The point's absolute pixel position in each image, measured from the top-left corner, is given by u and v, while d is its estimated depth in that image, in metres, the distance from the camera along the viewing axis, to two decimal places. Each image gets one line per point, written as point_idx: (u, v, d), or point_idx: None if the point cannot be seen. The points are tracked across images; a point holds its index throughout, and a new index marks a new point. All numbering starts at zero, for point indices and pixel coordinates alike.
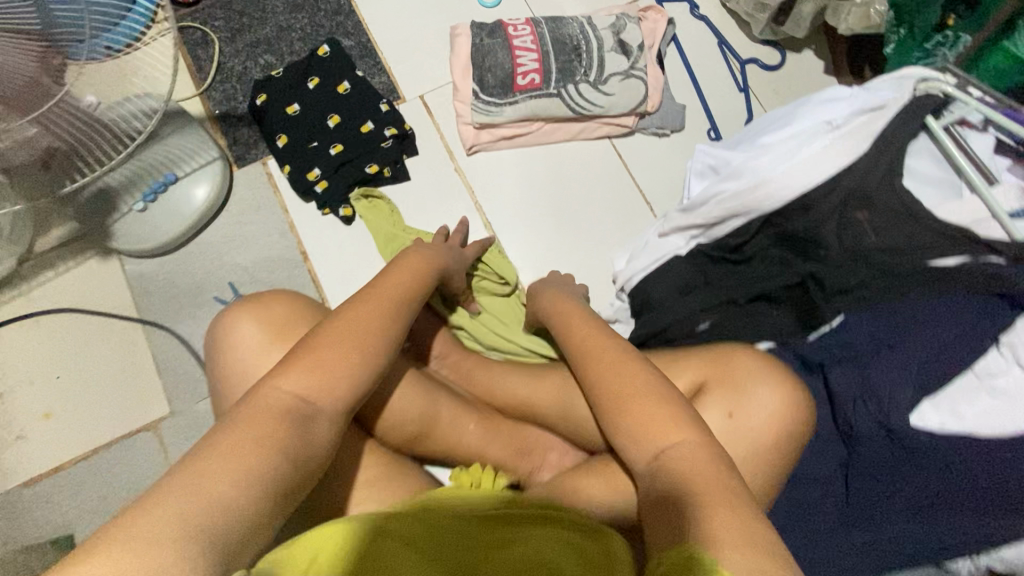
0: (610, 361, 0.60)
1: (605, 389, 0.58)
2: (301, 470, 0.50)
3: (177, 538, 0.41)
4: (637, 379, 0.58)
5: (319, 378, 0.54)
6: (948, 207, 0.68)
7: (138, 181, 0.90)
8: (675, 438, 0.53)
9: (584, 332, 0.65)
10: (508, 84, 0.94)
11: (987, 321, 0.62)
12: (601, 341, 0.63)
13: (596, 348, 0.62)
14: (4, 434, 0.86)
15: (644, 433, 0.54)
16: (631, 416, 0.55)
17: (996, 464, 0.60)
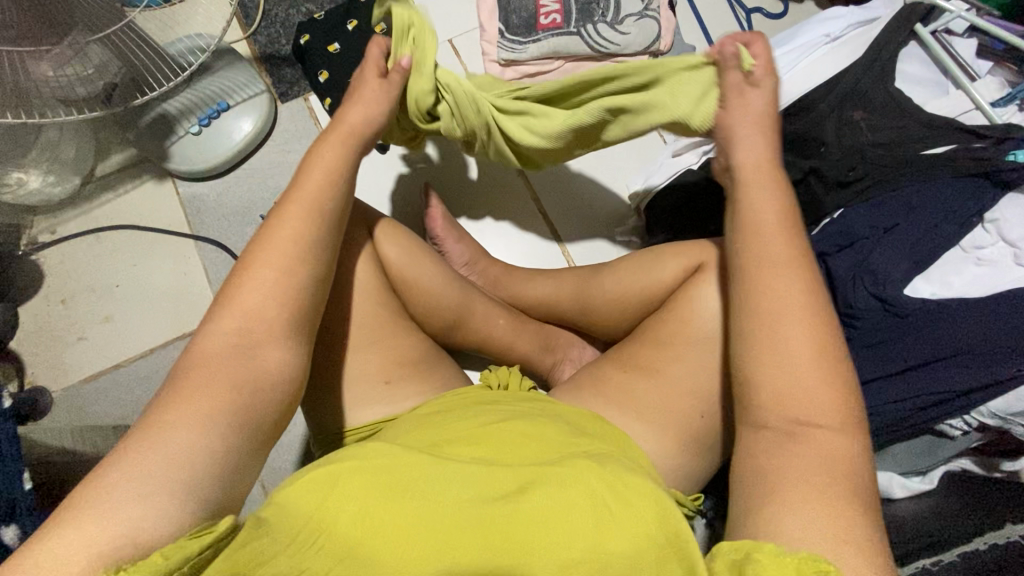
0: (787, 290, 0.52)
1: (773, 322, 0.51)
2: (268, 388, 0.51)
3: (154, 485, 0.42)
4: (806, 326, 0.50)
5: (260, 294, 0.53)
6: (936, 103, 0.77)
7: (194, 107, 0.99)
8: (818, 407, 0.48)
9: (772, 238, 0.54)
10: (532, 24, 1.02)
11: (971, 200, 0.70)
12: (791, 256, 0.53)
13: (777, 262, 0.53)
14: (69, 335, 0.94)
15: (800, 405, 0.48)
16: (792, 381, 0.49)
17: (985, 320, 0.66)
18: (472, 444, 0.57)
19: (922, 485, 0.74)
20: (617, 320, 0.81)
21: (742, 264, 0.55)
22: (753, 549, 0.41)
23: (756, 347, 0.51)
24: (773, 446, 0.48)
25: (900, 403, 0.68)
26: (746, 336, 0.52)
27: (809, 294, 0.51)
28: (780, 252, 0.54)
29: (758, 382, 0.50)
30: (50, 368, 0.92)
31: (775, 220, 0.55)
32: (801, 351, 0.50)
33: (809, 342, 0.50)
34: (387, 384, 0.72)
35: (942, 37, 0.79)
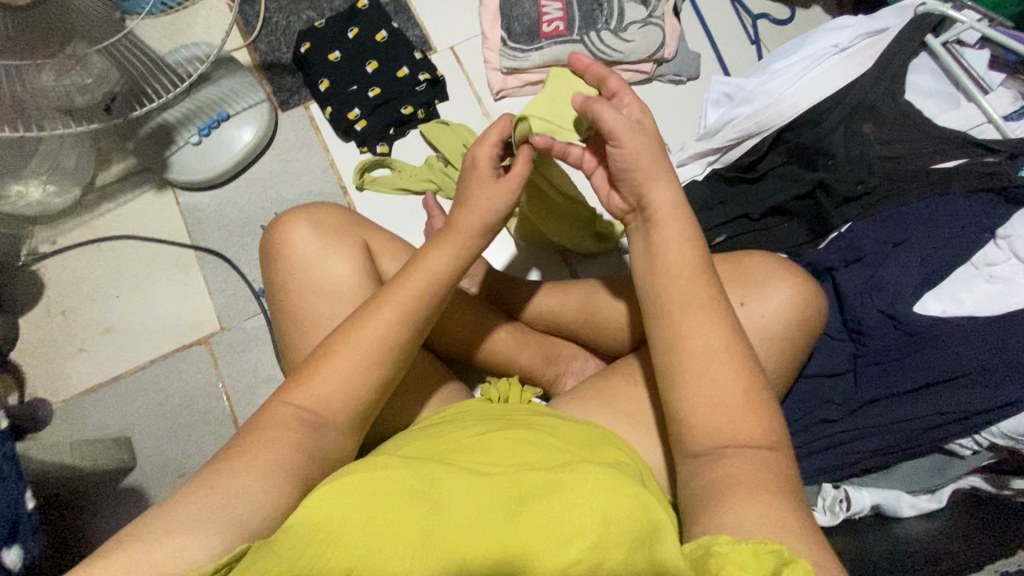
0: (704, 329, 0.53)
1: (689, 362, 0.53)
2: (323, 443, 0.52)
3: (205, 538, 0.42)
4: (715, 361, 0.52)
5: (338, 371, 0.54)
6: (946, 116, 0.77)
7: (194, 117, 0.98)
8: (739, 432, 0.50)
9: (680, 278, 0.55)
10: (534, 32, 1.02)
11: (982, 216, 0.70)
12: (698, 295, 0.54)
13: (684, 303, 0.54)
14: (70, 346, 0.94)
15: (716, 437, 0.51)
16: (712, 417, 0.51)
17: (995, 339, 0.65)
18: (460, 451, 0.57)
19: (932, 504, 0.72)
20: (620, 334, 0.80)
21: (656, 304, 0.56)
22: (714, 546, 0.43)
23: (675, 386, 0.53)
24: (701, 467, 0.51)
25: (909, 422, 0.67)
26: (669, 377, 0.54)
27: (716, 327, 0.53)
28: (698, 292, 0.55)
29: (682, 415, 0.53)
30: (50, 380, 0.92)
31: (688, 261, 0.56)
32: (717, 385, 0.52)
33: (726, 377, 0.52)
34: (387, 400, 0.71)
35: (952, 48, 0.78)
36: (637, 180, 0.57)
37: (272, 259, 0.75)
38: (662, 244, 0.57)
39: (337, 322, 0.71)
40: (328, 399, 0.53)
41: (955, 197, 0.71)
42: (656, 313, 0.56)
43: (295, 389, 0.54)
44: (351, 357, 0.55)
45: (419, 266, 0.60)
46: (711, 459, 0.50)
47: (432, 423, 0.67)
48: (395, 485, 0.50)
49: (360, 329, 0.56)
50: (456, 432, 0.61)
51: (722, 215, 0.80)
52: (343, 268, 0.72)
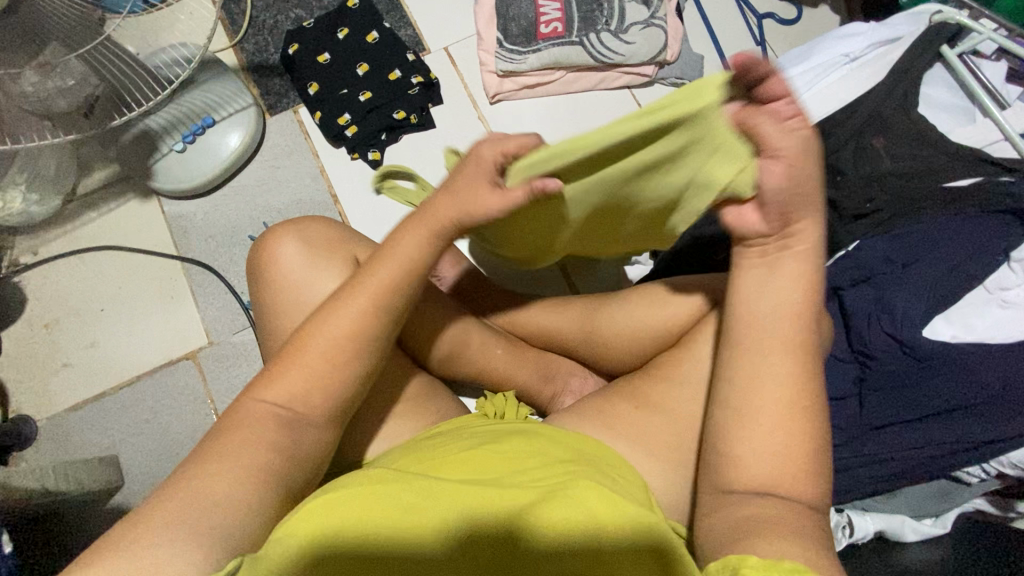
0: (783, 371, 0.51)
1: (758, 404, 0.50)
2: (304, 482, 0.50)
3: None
4: (789, 408, 0.50)
5: (305, 367, 0.51)
6: (962, 131, 0.76)
7: (179, 124, 0.95)
8: (783, 482, 0.48)
9: (778, 319, 0.52)
10: (531, 33, 0.98)
11: (997, 239, 0.68)
12: (790, 340, 0.51)
13: (763, 340, 0.52)
14: (53, 361, 0.91)
15: (772, 488, 0.48)
16: (767, 465, 0.49)
17: (1007, 366, 0.64)
18: (463, 462, 0.54)
19: (934, 529, 0.71)
20: (618, 353, 0.77)
21: (741, 335, 0.53)
22: (741, 567, 0.41)
23: (742, 422, 0.50)
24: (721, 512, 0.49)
25: (916, 450, 0.66)
26: (732, 411, 0.51)
27: (797, 375, 0.51)
28: (784, 333, 0.51)
29: (733, 450, 0.50)
30: (34, 395, 0.90)
31: (794, 302, 0.52)
32: (783, 439, 0.49)
33: (790, 424, 0.49)
34: (379, 424, 0.68)
35: (968, 59, 0.77)
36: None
37: (257, 277, 0.71)
38: (746, 280, 0.54)
39: None
40: (313, 436, 0.51)
41: (968, 217, 0.69)
42: (734, 345, 0.53)
43: (267, 385, 0.51)
44: (323, 347, 0.51)
45: (392, 252, 0.55)
46: (740, 501, 0.48)
47: (429, 435, 0.65)
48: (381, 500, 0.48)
49: (331, 318, 0.52)
50: (456, 441, 0.59)
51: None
52: (332, 289, 0.69)
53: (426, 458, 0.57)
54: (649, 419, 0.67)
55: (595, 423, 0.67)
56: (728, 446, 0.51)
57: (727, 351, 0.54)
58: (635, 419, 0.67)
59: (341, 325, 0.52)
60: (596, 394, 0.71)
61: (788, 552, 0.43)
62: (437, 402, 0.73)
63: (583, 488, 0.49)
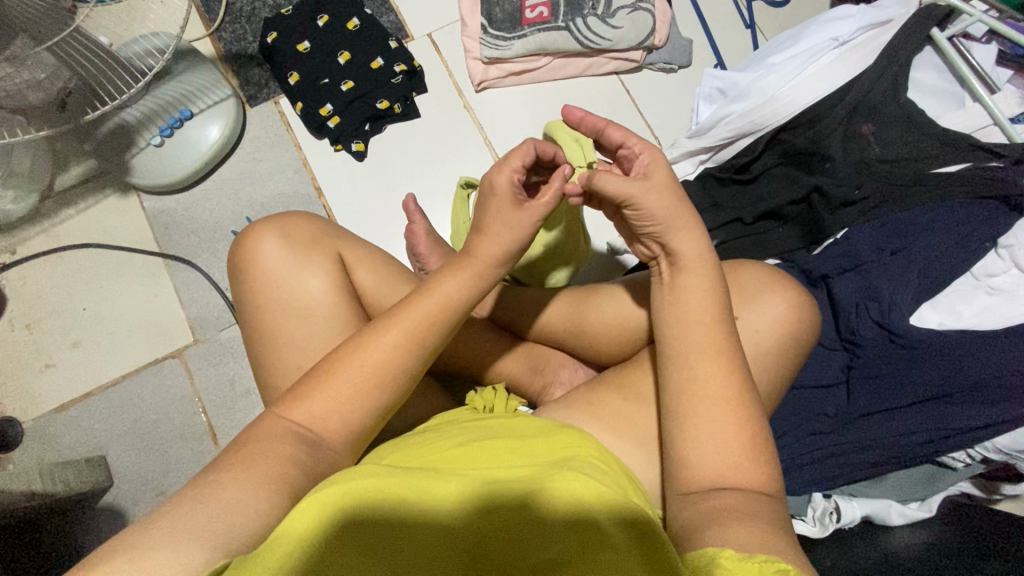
0: (714, 373, 0.52)
1: (697, 403, 0.51)
2: None
3: None
4: (721, 405, 0.51)
5: (330, 397, 0.50)
6: (952, 115, 0.76)
7: (155, 116, 0.92)
8: (735, 476, 0.49)
9: (704, 324, 0.53)
10: (517, 19, 0.96)
11: (984, 225, 0.68)
12: (717, 339, 0.53)
13: (693, 343, 0.53)
14: (36, 362, 0.90)
15: (722, 481, 0.49)
16: (714, 460, 0.50)
17: (992, 353, 0.65)
18: (453, 459, 0.53)
19: (921, 513, 0.72)
20: (609, 344, 0.77)
21: (673, 343, 0.54)
22: (720, 557, 0.41)
23: (682, 424, 0.51)
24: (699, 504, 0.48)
25: (901, 437, 0.66)
26: (676, 414, 0.52)
27: (726, 373, 0.52)
28: (710, 333, 0.53)
29: (683, 451, 0.51)
30: (18, 397, 0.88)
31: (712, 305, 0.54)
32: (728, 433, 0.50)
33: (728, 421, 0.50)
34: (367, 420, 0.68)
35: (959, 41, 0.77)
36: (655, 231, 0.55)
37: (240, 275, 0.70)
38: (683, 286, 0.55)
39: (310, 343, 0.67)
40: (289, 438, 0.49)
41: (956, 203, 0.69)
42: (667, 350, 0.54)
43: (285, 402, 0.49)
44: (353, 380, 0.51)
45: (433, 291, 0.54)
46: (706, 496, 0.48)
47: (416, 431, 0.63)
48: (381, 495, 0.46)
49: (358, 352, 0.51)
50: (437, 437, 0.59)
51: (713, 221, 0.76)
52: (315, 286, 0.68)
53: (410, 455, 0.55)
54: (638, 410, 0.66)
55: (584, 415, 0.67)
56: (675, 447, 0.52)
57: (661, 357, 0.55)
58: (625, 410, 0.67)
59: (371, 357, 0.51)
60: (585, 386, 0.71)
61: (777, 544, 0.42)
62: (426, 396, 0.72)
63: (569, 478, 0.48)
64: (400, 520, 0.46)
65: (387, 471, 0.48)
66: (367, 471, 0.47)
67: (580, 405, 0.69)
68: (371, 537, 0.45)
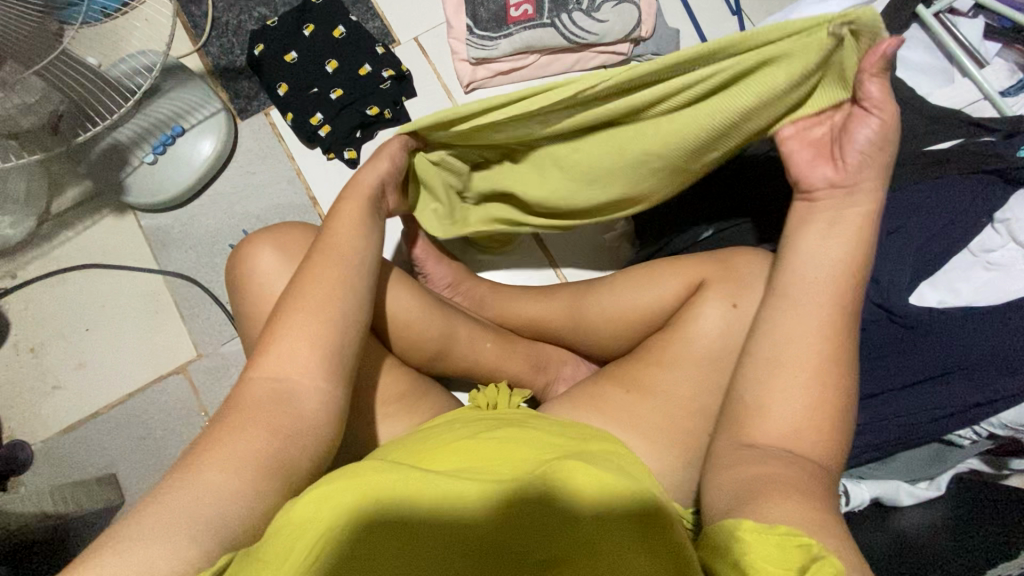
0: (816, 332, 0.52)
1: (794, 352, 0.52)
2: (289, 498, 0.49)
3: None
4: (818, 381, 0.50)
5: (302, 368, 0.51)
6: (942, 93, 0.76)
7: (147, 135, 0.92)
8: (804, 454, 0.49)
9: (831, 279, 0.54)
10: (502, 18, 0.96)
11: (980, 200, 0.68)
12: (833, 297, 0.53)
13: (805, 307, 0.53)
14: (42, 385, 0.90)
15: (784, 448, 0.49)
16: (791, 418, 0.50)
17: (993, 328, 0.64)
18: (468, 449, 0.54)
19: (930, 492, 0.71)
20: (610, 339, 0.77)
21: (783, 289, 0.55)
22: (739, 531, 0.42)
23: (773, 383, 0.51)
24: (734, 478, 0.49)
25: (905, 417, 0.66)
26: (766, 368, 0.52)
27: (833, 346, 0.52)
28: (824, 287, 0.54)
29: (764, 408, 0.51)
30: (26, 420, 0.89)
31: (840, 261, 0.54)
32: (810, 392, 0.50)
33: (815, 396, 0.50)
34: (372, 424, 0.68)
35: (946, 18, 0.77)
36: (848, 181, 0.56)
37: (238, 288, 0.70)
38: (809, 245, 0.56)
39: None
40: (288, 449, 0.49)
41: (951, 180, 0.69)
42: (780, 305, 0.54)
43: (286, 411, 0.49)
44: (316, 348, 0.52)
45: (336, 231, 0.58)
46: (757, 456, 0.49)
47: (431, 426, 0.63)
48: (403, 484, 0.47)
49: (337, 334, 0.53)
50: (445, 430, 0.59)
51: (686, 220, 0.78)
52: None
53: (424, 451, 0.56)
54: (641, 402, 0.66)
55: (587, 409, 0.67)
56: (754, 396, 0.52)
57: (772, 299, 0.55)
58: (628, 402, 0.66)
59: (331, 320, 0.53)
60: (587, 382, 0.71)
61: (792, 531, 0.42)
62: (429, 398, 0.73)
63: (568, 465, 0.49)
64: (410, 512, 0.47)
65: (388, 466, 0.48)
66: (365, 470, 0.48)
67: (583, 400, 0.69)
68: (387, 525, 0.46)
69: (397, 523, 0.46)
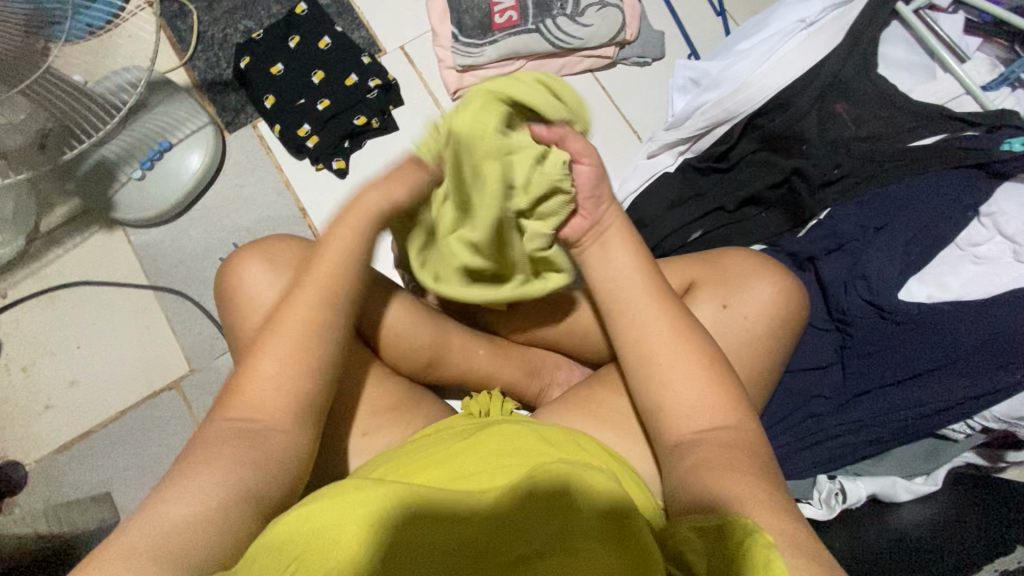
0: (698, 384, 0.53)
1: (681, 417, 0.52)
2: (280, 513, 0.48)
3: None
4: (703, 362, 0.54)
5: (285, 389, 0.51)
6: (924, 89, 0.76)
7: (135, 150, 0.92)
8: (742, 478, 0.47)
9: (665, 337, 0.55)
10: (486, 25, 0.96)
11: (965, 195, 0.69)
12: (684, 349, 0.54)
13: (674, 357, 0.54)
14: (35, 404, 0.90)
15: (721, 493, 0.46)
16: (717, 468, 0.48)
17: (983, 321, 0.65)
18: (454, 458, 0.55)
19: (927, 487, 0.70)
20: (602, 342, 0.77)
21: (634, 361, 0.56)
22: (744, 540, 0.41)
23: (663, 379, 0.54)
24: (692, 475, 0.49)
25: (900, 412, 0.66)
26: (638, 360, 0.55)
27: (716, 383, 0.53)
28: (667, 342, 0.55)
29: (687, 467, 0.50)
30: (19, 440, 0.88)
31: (655, 328, 0.55)
32: (716, 437, 0.51)
33: (713, 376, 0.53)
34: (365, 435, 0.67)
35: (926, 14, 0.77)
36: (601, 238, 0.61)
37: (227, 302, 0.70)
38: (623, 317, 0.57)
39: None
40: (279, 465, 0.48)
41: (934, 174, 0.70)
42: (646, 365, 0.55)
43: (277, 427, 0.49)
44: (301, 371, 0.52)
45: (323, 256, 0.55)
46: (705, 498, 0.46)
47: (413, 440, 0.63)
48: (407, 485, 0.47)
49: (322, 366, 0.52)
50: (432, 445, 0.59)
51: (676, 219, 0.77)
52: None
53: (408, 464, 0.56)
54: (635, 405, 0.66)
55: (582, 415, 0.67)
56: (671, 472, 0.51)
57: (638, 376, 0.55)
58: (622, 406, 0.66)
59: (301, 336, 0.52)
60: (581, 386, 0.71)
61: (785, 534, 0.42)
62: (423, 407, 0.72)
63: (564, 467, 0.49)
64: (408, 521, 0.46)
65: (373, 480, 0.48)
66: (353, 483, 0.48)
67: (577, 405, 0.68)
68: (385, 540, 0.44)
69: (413, 522, 0.45)
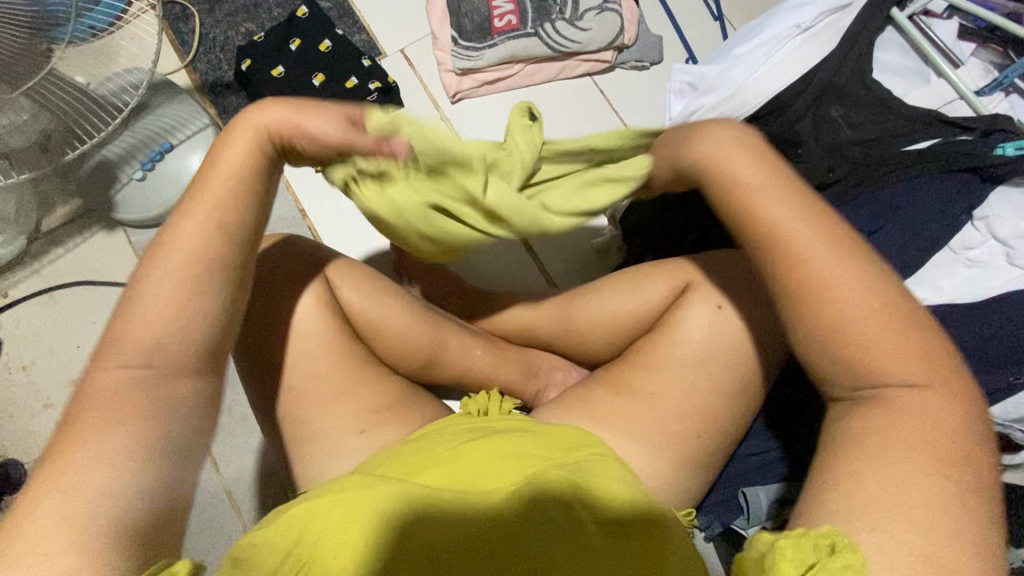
0: (898, 369, 0.44)
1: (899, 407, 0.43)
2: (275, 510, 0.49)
3: None
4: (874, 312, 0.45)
5: None
6: (918, 94, 0.77)
7: (137, 151, 0.93)
8: (930, 497, 0.39)
9: (863, 306, 0.45)
10: (486, 28, 0.96)
11: (958, 199, 0.69)
12: (878, 323, 0.44)
13: (854, 331, 0.45)
14: (34, 403, 0.90)
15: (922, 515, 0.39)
16: (898, 477, 0.40)
17: (977, 324, 0.65)
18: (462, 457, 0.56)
19: None
20: (598, 343, 0.77)
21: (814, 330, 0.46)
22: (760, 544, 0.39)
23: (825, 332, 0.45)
24: (856, 477, 0.41)
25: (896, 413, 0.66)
26: (802, 308, 0.46)
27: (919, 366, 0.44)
28: (861, 311, 0.45)
29: (854, 470, 0.41)
30: (18, 439, 0.89)
31: (858, 284, 0.45)
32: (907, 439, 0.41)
33: (921, 348, 0.44)
34: (361, 435, 0.67)
35: (920, 19, 0.78)
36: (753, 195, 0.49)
37: None
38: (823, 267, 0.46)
39: (297, 365, 0.67)
40: None
41: (927, 178, 0.70)
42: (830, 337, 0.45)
43: None
44: None
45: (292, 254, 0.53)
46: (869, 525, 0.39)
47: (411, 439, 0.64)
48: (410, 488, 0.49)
49: None
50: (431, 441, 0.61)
51: (679, 221, 0.79)
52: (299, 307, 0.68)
53: (414, 463, 0.56)
54: (630, 406, 0.66)
55: (578, 415, 0.67)
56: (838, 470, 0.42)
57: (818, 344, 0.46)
58: (618, 406, 0.67)
59: None
60: (577, 387, 0.72)
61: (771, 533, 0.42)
62: (420, 406, 0.72)
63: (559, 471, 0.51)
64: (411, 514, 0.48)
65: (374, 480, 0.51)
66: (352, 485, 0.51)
67: (573, 405, 0.69)
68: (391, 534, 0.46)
69: (416, 533, 0.47)
